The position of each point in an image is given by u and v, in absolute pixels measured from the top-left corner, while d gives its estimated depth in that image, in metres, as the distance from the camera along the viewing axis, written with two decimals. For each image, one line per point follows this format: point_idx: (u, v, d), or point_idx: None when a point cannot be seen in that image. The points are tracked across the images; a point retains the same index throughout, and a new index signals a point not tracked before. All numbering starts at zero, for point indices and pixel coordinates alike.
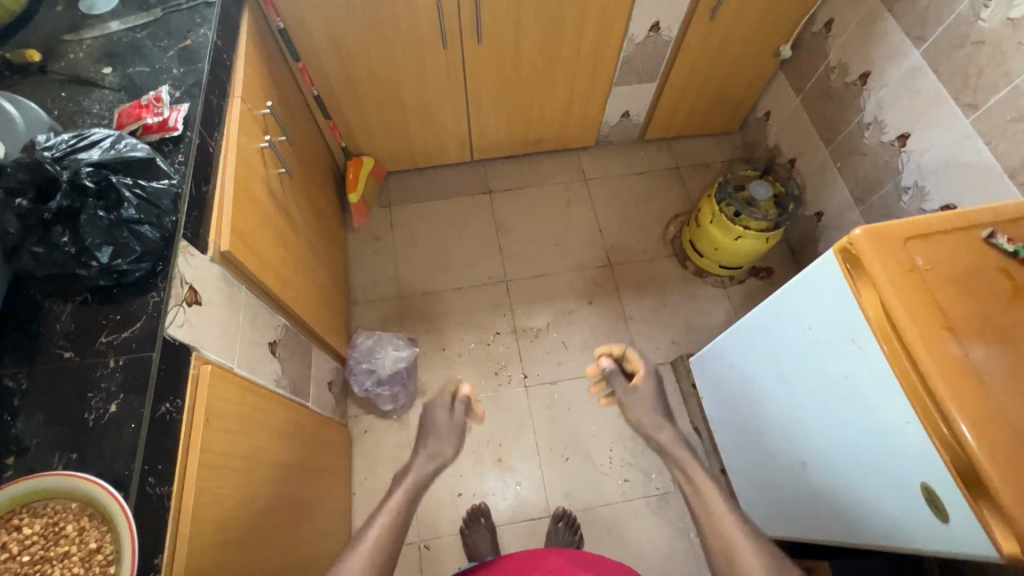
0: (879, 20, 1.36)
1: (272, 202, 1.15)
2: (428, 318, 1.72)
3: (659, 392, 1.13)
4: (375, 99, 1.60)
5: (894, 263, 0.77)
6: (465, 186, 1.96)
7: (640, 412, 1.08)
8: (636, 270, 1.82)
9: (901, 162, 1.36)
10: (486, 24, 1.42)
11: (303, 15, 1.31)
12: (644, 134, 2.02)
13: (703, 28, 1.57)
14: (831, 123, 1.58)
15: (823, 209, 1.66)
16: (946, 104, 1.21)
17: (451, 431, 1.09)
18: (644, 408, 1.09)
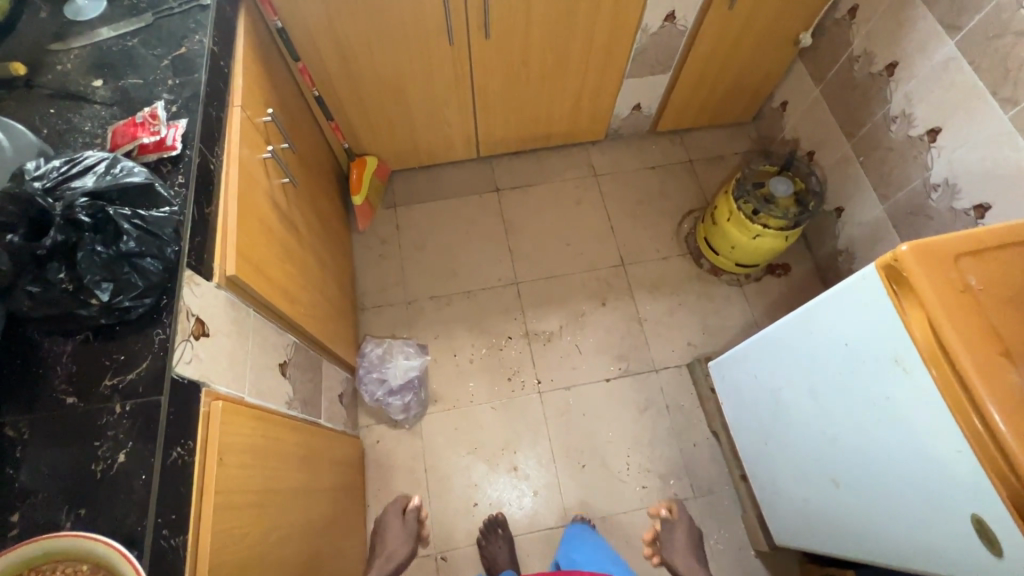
0: (909, 8, 1.29)
1: (276, 215, 1.10)
2: (438, 323, 1.68)
3: (694, 540, 1.32)
4: (378, 97, 1.53)
5: (945, 283, 0.72)
6: (472, 183, 1.90)
7: (673, 552, 1.29)
8: (650, 269, 1.77)
9: (930, 159, 1.30)
10: (495, 18, 1.36)
11: (303, 15, 1.24)
12: (655, 127, 1.95)
13: (721, 17, 1.50)
14: (854, 115, 1.52)
15: (843, 205, 1.61)
16: (982, 99, 1.16)
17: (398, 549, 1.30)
18: (673, 549, 1.30)
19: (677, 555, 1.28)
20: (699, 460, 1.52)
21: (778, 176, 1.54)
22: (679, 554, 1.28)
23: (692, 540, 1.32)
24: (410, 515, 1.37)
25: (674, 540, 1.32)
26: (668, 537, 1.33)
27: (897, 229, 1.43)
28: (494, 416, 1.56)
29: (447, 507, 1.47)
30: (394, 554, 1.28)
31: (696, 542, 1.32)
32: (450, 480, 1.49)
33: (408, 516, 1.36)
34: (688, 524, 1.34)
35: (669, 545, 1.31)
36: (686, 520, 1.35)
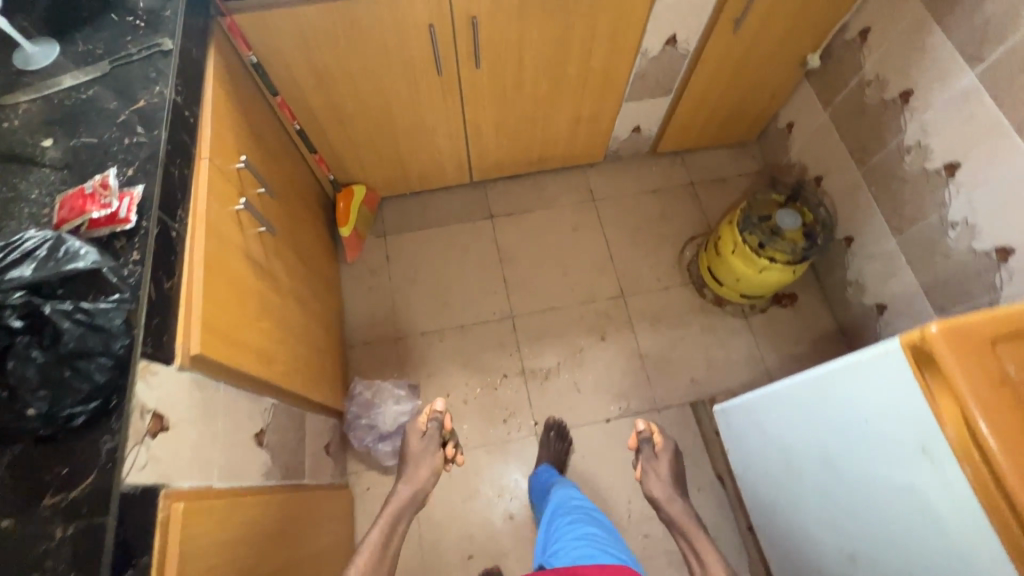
0: (925, 33, 1.22)
1: (251, 270, 1.02)
2: (430, 360, 1.61)
3: (677, 468, 1.14)
4: (364, 127, 1.46)
5: (979, 371, 0.66)
6: (464, 210, 1.83)
7: (654, 483, 1.11)
8: (651, 300, 1.70)
9: (948, 195, 1.23)
10: (485, 47, 1.28)
11: (279, 49, 1.16)
12: (656, 148, 1.88)
13: (725, 39, 1.42)
14: (865, 142, 1.45)
15: (853, 235, 1.54)
16: (1005, 135, 1.08)
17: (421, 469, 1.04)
18: (655, 481, 1.12)
19: (658, 488, 1.10)
20: (703, 505, 1.45)
21: (785, 208, 1.47)
22: (660, 486, 1.10)
23: (674, 468, 1.15)
24: (433, 426, 1.10)
25: (656, 468, 1.13)
26: (649, 464, 1.15)
27: (911, 264, 1.36)
28: (489, 461, 1.50)
29: (441, 559, 1.40)
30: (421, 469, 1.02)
31: (679, 470, 1.15)
32: (444, 530, 1.43)
33: (430, 426, 1.10)
34: (670, 451, 1.16)
35: (650, 475, 1.13)
36: (669, 448, 1.16)
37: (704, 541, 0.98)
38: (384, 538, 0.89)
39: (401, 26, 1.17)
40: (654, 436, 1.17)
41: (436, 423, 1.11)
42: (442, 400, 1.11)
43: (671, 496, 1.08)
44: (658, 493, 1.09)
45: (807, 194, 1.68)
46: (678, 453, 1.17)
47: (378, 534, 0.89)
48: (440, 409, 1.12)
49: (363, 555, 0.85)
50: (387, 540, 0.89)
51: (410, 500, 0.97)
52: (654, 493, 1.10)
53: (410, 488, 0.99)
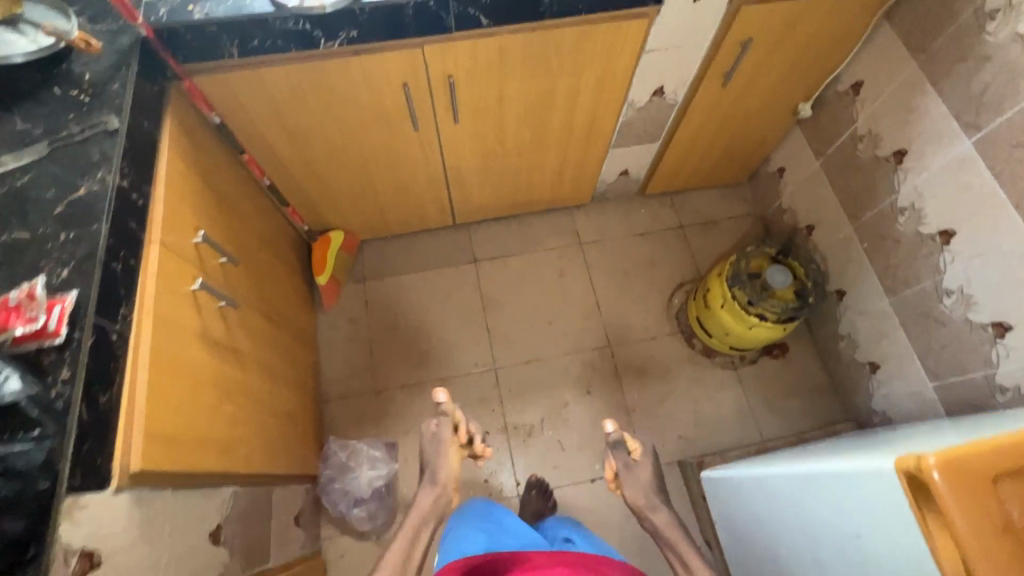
0: (919, 94, 1.18)
1: (209, 352, 0.96)
2: (410, 416, 1.55)
3: (658, 474, 1.07)
4: (340, 177, 1.40)
5: (982, 516, 0.61)
6: (447, 253, 1.77)
7: (634, 489, 1.04)
8: (638, 352, 1.65)
9: (943, 262, 1.18)
10: (464, 102, 1.23)
11: (245, 108, 1.10)
12: (645, 190, 1.83)
13: (713, 91, 1.38)
14: (858, 197, 1.41)
15: (845, 289, 1.49)
16: (1002, 209, 1.04)
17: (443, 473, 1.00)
18: (638, 489, 1.05)
19: (639, 493, 1.04)
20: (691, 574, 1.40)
21: (774, 264, 1.43)
22: (642, 494, 1.03)
23: (654, 471, 1.08)
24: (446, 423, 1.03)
25: (636, 476, 1.06)
26: (627, 474, 1.06)
27: (904, 326, 1.32)
28: None
29: None
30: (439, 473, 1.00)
31: (657, 473, 1.08)
32: None
33: (440, 425, 1.03)
34: (649, 455, 1.08)
35: (629, 485, 1.05)
36: (646, 453, 1.08)
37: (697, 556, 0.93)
38: (410, 542, 0.90)
39: (373, 84, 1.12)
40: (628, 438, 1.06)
41: (448, 419, 1.04)
42: (445, 392, 0.99)
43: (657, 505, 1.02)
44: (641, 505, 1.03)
45: (797, 250, 1.64)
46: (656, 455, 1.09)
47: (404, 538, 0.90)
48: (444, 402, 1.00)
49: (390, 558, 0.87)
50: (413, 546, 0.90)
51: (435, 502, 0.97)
52: (635, 499, 1.04)
53: (434, 492, 0.98)
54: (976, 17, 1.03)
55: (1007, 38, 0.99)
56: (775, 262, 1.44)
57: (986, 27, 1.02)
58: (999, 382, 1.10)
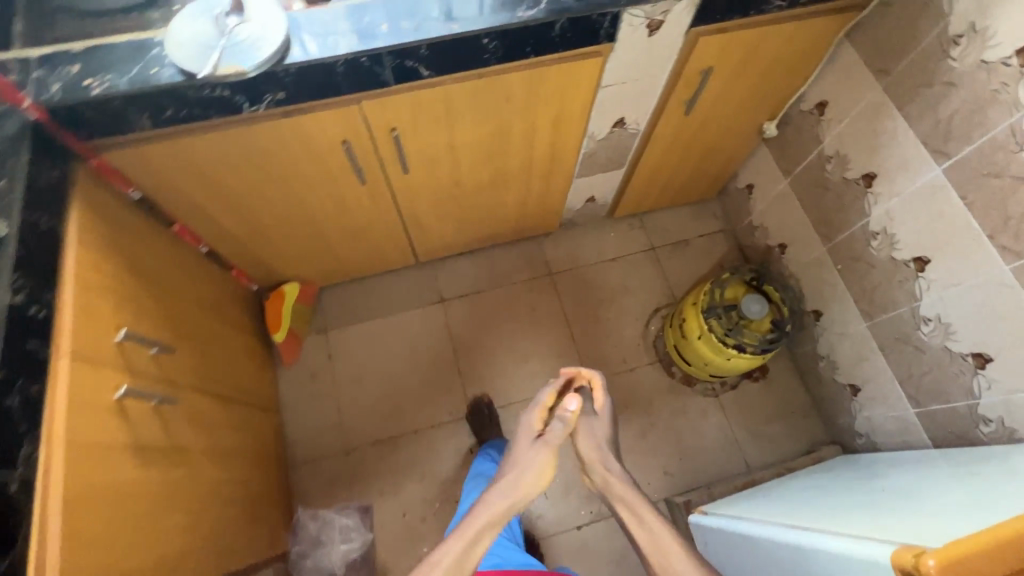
0: (885, 117, 1.14)
1: (144, 461, 0.87)
2: (384, 475, 1.48)
3: (614, 432, 0.98)
4: (287, 232, 1.30)
5: None
6: (412, 294, 1.69)
7: (587, 442, 0.94)
8: (617, 385, 1.60)
9: (919, 290, 1.15)
10: (412, 152, 1.14)
11: (169, 179, 1.00)
12: (613, 212, 1.77)
13: (676, 119, 1.32)
14: (829, 219, 1.37)
15: (822, 310, 1.46)
16: (976, 239, 1.01)
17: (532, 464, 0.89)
18: (591, 442, 0.94)
19: (591, 448, 0.94)
20: None
21: (750, 292, 1.39)
22: (594, 447, 0.93)
23: (612, 430, 0.99)
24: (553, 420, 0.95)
25: (592, 428, 0.97)
26: (584, 424, 0.97)
27: (883, 351, 1.29)
28: None
29: None
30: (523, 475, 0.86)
31: (613, 431, 0.99)
32: None
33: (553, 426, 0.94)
34: (608, 409, 1.00)
35: (584, 436, 0.95)
36: (607, 407, 1.00)
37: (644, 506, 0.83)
38: (466, 544, 0.76)
39: (309, 143, 1.03)
40: (593, 385, 1.03)
41: (563, 424, 0.94)
42: (576, 399, 0.95)
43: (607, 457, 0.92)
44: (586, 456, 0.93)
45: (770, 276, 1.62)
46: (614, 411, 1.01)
47: (459, 537, 0.77)
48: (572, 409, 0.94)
49: (440, 558, 0.74)
50: (465, 550, 0.75)
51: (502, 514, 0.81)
52: (586, 453, 0.93)
53: (508, 499, 0.83)
54: (940, 41, 0.99)
55: (972, 65, 0.95)
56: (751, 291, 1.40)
57: (951, 53, 0.97)
58: (982, 413, 1.08)
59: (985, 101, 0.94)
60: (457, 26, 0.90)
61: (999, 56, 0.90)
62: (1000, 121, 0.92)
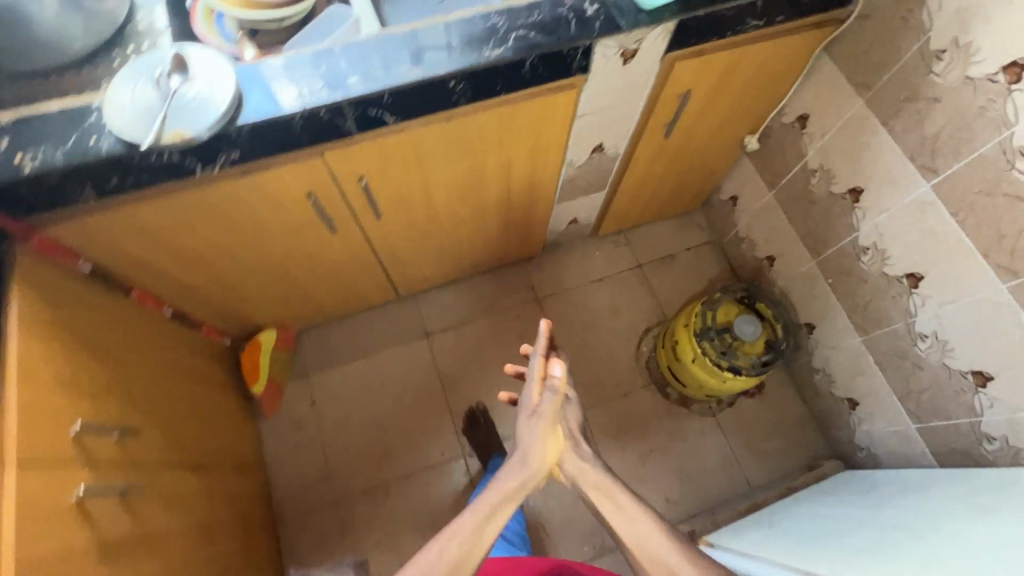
0: (869, 132, 1.10)
1: (111, 563, 0.80)
2: (378, 525, 1.42)
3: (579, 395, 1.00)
4: (257, 283, 1.24)
5: None
6: (395, 331, 1.62)
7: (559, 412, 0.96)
8: (612, 411, 1.56)
9: (913, 306, 1.13)
10: (383, 196, 1.09)
11: (122, 246, 0.94)
12: (597, 231, 1.73)
13: (655, 140, 1.28)
14: (816, 232, 1.34)
15: (815, 323, 1.43)
16: (970, 257, 0.98)
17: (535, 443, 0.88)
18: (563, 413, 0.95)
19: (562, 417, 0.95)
20: None
21: (744, 313, 1.35)
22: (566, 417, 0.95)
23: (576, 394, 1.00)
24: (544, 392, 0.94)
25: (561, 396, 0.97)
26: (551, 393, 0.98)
27: (880, 366, 1.26)
28: None
29: None
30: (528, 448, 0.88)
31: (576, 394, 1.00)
32: None
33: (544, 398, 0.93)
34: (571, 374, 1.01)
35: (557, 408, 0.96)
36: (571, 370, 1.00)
37: (626, 498, 0.83)
38: (478, 525, 0.78)
39: (271, 198, 0.96)
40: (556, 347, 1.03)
41: (552, 392, 0.94)
42: (562, 365, 0.94)
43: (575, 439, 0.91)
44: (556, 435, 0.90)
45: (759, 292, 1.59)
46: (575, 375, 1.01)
47: (473, 519, 0.79)
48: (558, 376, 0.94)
49: (452, 539, 0.76)
50: (478, 531, 0.78)
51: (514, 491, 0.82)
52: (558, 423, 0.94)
53: (518, 476, 0.85)
54: (921, 56, 0.96)
55: (956, 81, 0.91)
56: (744, 311, 1.37)
57: (933, 68, 0.94)
58: (985, 430, 1.06)
59: (972, 117, 0.91)
60: (421, 71, 0.85)
61: (984, 72, 0.87)
62: (989, 138, 0.89)
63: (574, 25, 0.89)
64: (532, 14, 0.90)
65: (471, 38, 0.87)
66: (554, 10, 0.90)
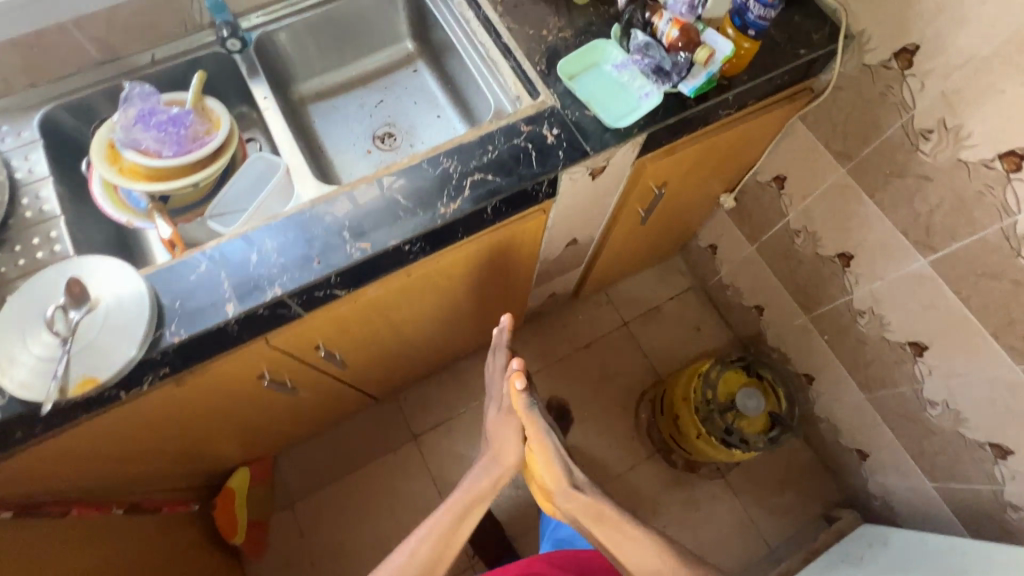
0: (856, 201, 1.04)
1: None
2: None
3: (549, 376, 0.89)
4: (216, 443, 1.11)
5: None
6: (379, 438, 1.51)
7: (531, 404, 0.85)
8: (619, 489, 1.49)
9: (919, 373, 1.08)
10: (346, 348, 0.97)
11: (49, 474, 0.81)
12: (577, 295, 1.64)
13: (630, 223, 1.19)
14: (806, 289, 1.28)
15: (814, 375, 1.38)
16: (978, 335, 0.93)
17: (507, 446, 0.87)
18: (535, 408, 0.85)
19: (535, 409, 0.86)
20: None
21: (749, 392, 1.31)
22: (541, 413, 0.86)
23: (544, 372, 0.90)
24: (518, 401, 0.80)
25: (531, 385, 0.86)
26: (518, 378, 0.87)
27: (889, 425, 1.22)
28: None
29: None
30: (501, 454, 0.87)
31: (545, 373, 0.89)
32: None
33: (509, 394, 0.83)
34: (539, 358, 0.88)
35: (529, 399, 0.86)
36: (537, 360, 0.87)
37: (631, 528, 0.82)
38: (453, 523, 0.82)
39: (217, 387, 0.84)
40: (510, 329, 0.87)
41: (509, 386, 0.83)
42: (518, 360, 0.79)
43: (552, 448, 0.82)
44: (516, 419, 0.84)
45: (758, 360, 1.54)
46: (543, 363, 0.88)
47: (448, 517, 0.82)
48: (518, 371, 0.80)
49: (427, 535, 0.80)
50: (454, 525, 0.82)
51: (484, 492, 0.85)
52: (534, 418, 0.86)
53: (489, 476, 0.86)
54: (905, 133, 0.89)
55: (947, 162, 0.85)
56: (749, 389, 1.31)
57: (920, 146, 0.88)
58: (1009, 499, 1.02)
59: (969, 200, 0.85)
60: (369, 244, 0.73)
61: (979, 157, 0.81)
62: (989, 222, 0.84)
63: (535, 159, 0.79)
64: (486, 151, 0.79)
65: (422, 192, 0.76)
66: (510, 143, 0.80)
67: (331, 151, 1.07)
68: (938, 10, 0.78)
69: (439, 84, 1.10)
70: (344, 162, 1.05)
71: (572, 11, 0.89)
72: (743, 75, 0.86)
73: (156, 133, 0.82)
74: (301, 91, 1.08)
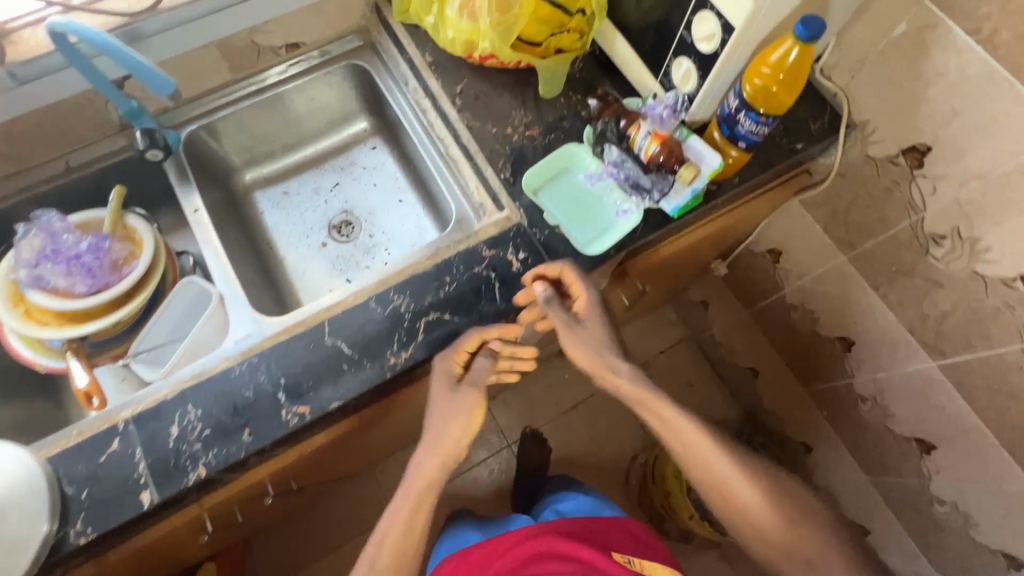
0: (858, 291, 0.95)
1: None
2: None
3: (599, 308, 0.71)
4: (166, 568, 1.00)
5: None
6: (354, 519, 1.42)
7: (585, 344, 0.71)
8: None
9: (925, 469, 1.00)
10: (300, 478, 0.87)
11: None
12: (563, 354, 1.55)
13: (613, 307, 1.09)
14: (805, 363, 1.19)
15: (815, 445, 1.26)
16: (992, 448, 0.85)
17: (461, 412, 0.70)
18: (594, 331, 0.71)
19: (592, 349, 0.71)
20: None
21: None
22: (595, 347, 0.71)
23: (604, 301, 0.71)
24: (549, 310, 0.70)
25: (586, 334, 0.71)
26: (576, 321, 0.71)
27: (894, 510, 1.14)
28: None
29: None
30: (440, 438, 0.71)
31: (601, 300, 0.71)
32: None
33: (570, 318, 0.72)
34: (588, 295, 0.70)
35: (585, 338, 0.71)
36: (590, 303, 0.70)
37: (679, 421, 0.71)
38: (414, 515, 0.69)
39: (151, 553, 0.75)
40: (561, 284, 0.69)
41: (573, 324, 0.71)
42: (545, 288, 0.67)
43: (581, 332, 0.71)
44: (490, 337, 0.67)
45: (754, 427, 1.46)
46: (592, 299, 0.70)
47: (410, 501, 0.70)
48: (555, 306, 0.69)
49: (388, 528, 0.69)
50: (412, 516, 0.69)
51: (434, 478, 0.70)
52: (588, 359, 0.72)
53: (433, 460, 0.71)
54: (914, 234, 0.80)
55: (961, 272, 0.76)
56: None
57: (932, 251, 0.79)
58: None
59: (986, 315, 0.76)
60: (309, 407, 0.64)
61: (999, 274, 0.72)
62: (1008, 340, 0.75)
63: (499, 292, 0.70)
64: (442, 284, 0.70)
65: (369, 339, 0.67)
66: (470, 272, 0.71)
67: (281, 246, 0.96)
68: (953, 115, 0.68)
69: (399, 165, 0.99)
70: (295, 260, 0.95)
71: (540, 104, 0.79)
72: (733, 178, 0.76)
73: (66, 271, 0.72)
74: (244, 180, 0.97)
